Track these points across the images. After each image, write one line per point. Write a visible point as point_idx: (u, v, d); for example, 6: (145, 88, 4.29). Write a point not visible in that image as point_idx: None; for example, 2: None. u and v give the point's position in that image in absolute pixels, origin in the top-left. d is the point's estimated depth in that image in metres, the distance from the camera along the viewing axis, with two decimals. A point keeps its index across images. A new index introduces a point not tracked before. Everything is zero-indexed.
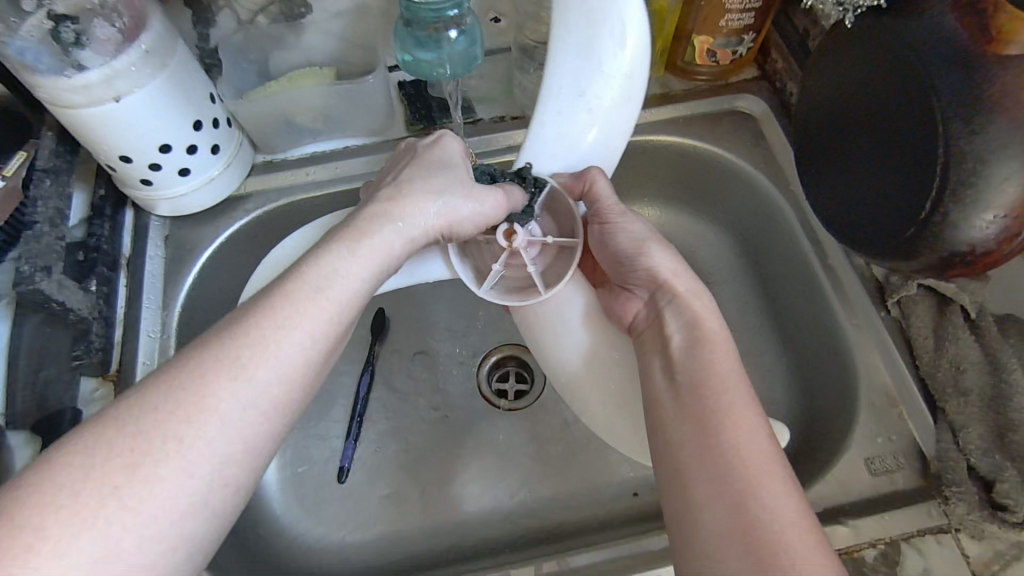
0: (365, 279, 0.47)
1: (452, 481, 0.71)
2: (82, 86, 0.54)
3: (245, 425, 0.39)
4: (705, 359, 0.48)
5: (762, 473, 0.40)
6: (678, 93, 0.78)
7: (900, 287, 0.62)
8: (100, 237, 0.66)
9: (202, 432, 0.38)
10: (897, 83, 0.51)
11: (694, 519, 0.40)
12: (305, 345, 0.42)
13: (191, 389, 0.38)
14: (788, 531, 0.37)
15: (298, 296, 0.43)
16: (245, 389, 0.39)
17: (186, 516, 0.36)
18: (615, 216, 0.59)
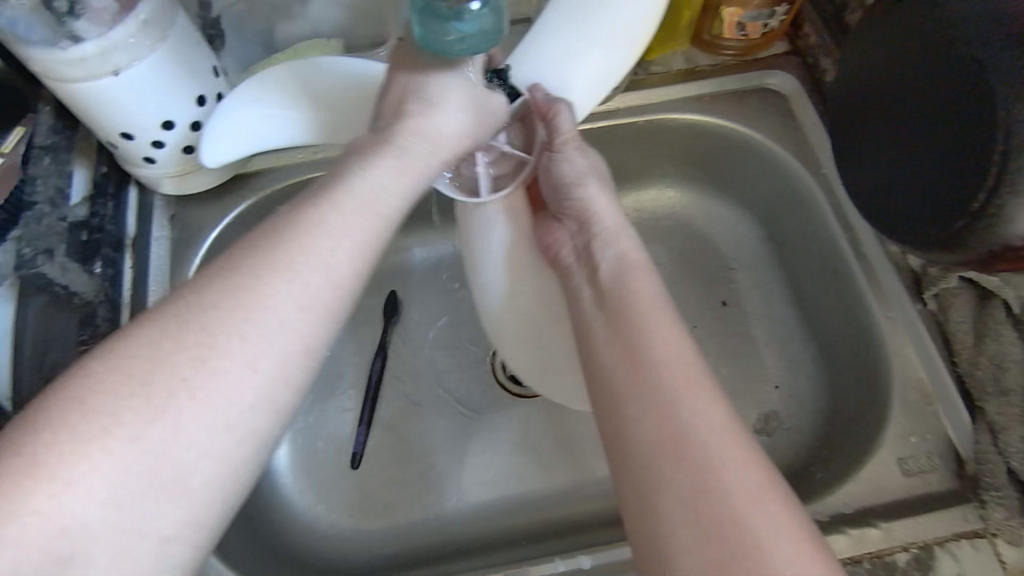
0: (399, 184, 0.47)
1: (466, 471, 0.70)
2: (78, 59, 0.51)
3: (299, 328, 0.39)
4: (635, 291, 0.47)
5: (695, 405, 0.39)
6: (704, 69, 0.73)
7: (938, 279, 0.59)
8: (104, 217, 0.64)
9: (252, 335, 0.38)
10: (953, 61, 0.47)
11: (638, 481, 0.38)
12: (350, 248, 0.42)
13: (237, 302, 0.38)
14: (737, 488, 0.36)
15: (334, 199, 0.43)
16: (257, 316, 0.38)
17: (225, 435, 0.37)
18: (564, 147, 0.56)
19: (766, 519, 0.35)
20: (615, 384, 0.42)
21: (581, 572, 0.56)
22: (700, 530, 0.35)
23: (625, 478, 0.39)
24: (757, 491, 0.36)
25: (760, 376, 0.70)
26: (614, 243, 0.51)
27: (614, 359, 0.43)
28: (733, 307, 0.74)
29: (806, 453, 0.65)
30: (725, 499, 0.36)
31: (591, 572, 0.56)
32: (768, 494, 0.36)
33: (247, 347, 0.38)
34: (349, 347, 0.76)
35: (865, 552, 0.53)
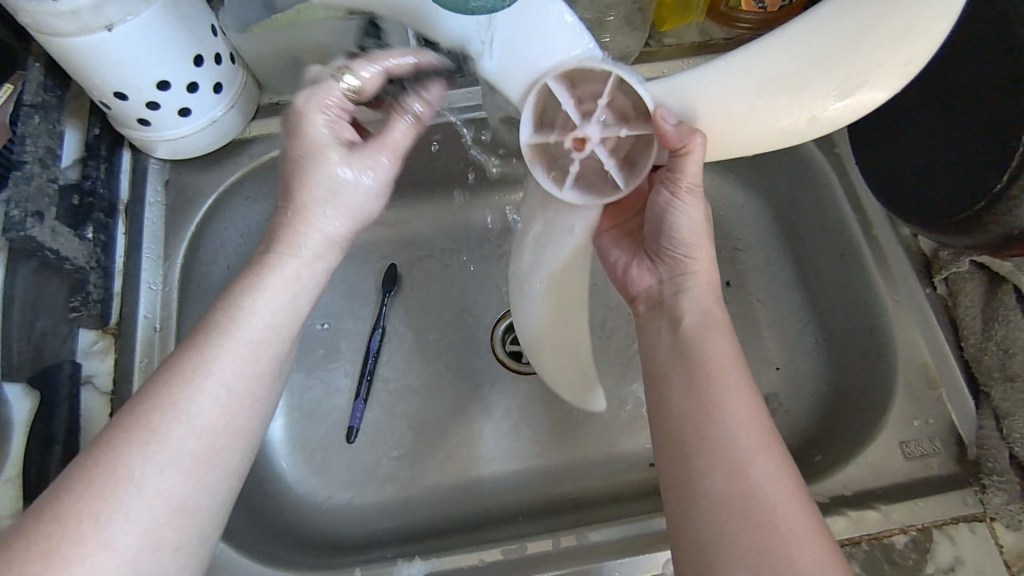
0: (280, 313, 0.46)
1: (464, 444, 0.69)
2: (69, 11, 0.49)
3: (208, 445, 0.41)
4: (716, 346, 0.45)
5: (784, 497, 0.38)
6: (718, 42, 0.70)
7: (950, 263, 0.59)
8: (96, 180, 0.62)
9: (149, 473, 0.39)
10: (985, 41, 0.46)
11: (698, 521, 0.39)
12: (243, 367, 0.44)
13: (141, 444, 0.39)
14: (799, 535, 0.37)
15: (223, 328, 0.44)
16: (185, 425, 0.41)
17: (173, 516, 0.39)
18: (684, 191, 0.50)
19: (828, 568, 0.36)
20: (676, 422, 0.43)
21: (578, 549, 0.56)
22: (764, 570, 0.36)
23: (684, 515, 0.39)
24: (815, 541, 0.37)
25: (762, 357, 0.70)
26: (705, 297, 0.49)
27: (679, 401, 0.43)
28: (737, 288, 0.73)
29: (807, 436, 0.64)
30: (785, 544, 0.36)
31: (587, 550, 0.56)
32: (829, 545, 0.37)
33: (182, 446, 0.40)
34: (349, 318, 0.75)
35: (865, 534, 0.53)
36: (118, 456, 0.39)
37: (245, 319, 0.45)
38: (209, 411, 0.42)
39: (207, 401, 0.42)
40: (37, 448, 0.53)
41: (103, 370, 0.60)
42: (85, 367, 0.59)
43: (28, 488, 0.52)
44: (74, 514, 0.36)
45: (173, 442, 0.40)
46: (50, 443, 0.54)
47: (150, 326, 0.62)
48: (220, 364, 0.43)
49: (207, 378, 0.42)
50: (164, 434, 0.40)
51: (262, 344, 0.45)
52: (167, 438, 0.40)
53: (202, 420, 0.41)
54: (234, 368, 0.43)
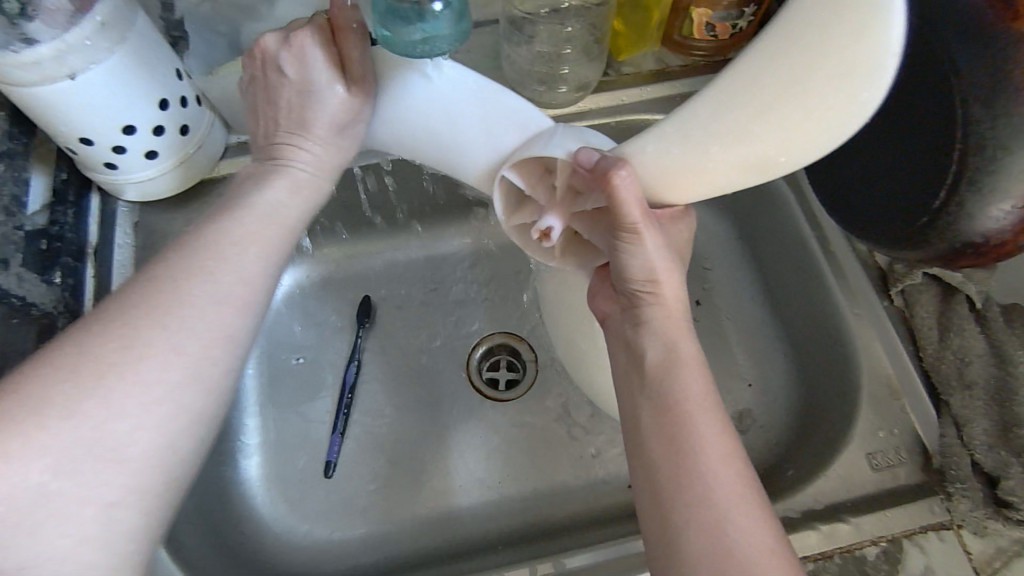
0: (294, 207, 0.50)
1: (441, 474, 0.69)
2: (32, 61, 0.50)
3: (202, 344, 0.40)
4: (681, 353, 0.47)
5: (740, 498, 0.40)
6: (676, 69, 0.72)
7: (904, 276, 0.60)
8: (64, 225, 0.62)
9: (133, 369, 0.38)
10: (915, 63, 0.48)
11: (668, 531, 0.40)
12: (256, 266, 0.45)
13: (123, 327, 0.38)
14: (755, 542, 0.39)
15: (234, 214, 0.46)
16: (207, 291, 0.41)
17: (148, 416, 0.37)
18: (626, 232, 0.47)
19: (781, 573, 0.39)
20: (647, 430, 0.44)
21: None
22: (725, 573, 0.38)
23: (655, 522, 0.41)
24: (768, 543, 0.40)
25: (733, 374, 0.71)
26: (663, 333, 0.48)
27: (648, 411, 0.45)
28: (706, 307, 0.74)
29: (780, 450, 0.65)
30: (743, 553, 0.39)
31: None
32: (783, 550, 0.40)
33: (170, 342, 0.39)
34: (323, 352, 0.75)
35: (836, 547, 0.53)
36: (83, 361, 0.37)
37: (258, 203, 0.48)
38: (199, 317, 0.41)
39: (202, 303, 0.41)
40: None
41: None
42: None
43: None
44: (32, 397, 0.35)
45: (159, 349, 0.39)
46: None
47: None
48: (212, 269, 0.42)
49: (215, 267, 0.43)
50: (179, 311, 0.40)
51: (278, 227, 0.48)
52: (143, 348, 0.38)
53: (191, 320, 0.40)
54: (234, 263, 0.43)
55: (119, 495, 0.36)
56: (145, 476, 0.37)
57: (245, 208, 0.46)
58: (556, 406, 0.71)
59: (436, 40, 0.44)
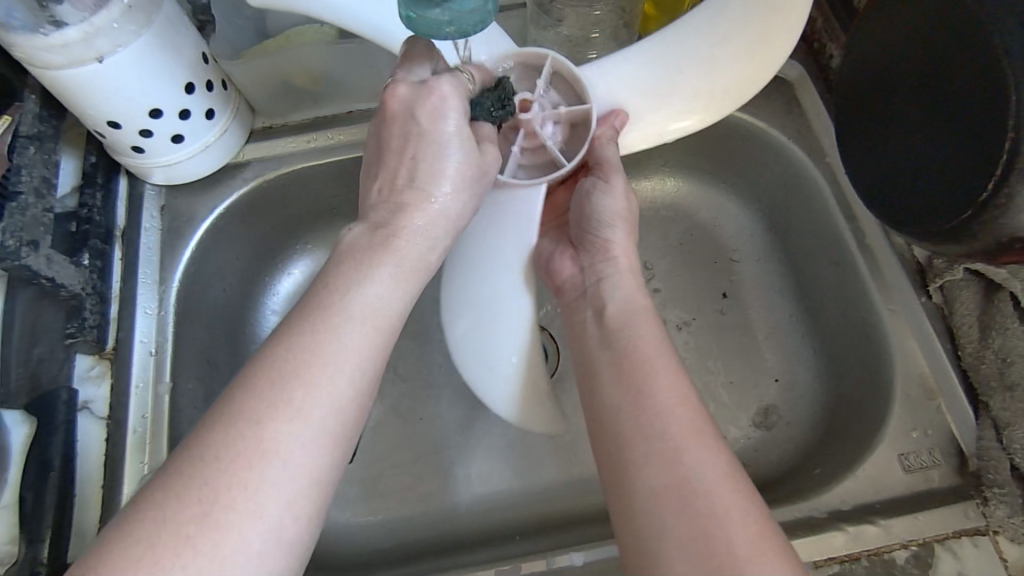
0: (405, 283, 0.44)
1: (459, 464, 0.69)
2: (60, 44, 0.50)
3: (306, 449, 0.37)
4: (638, 330, 0.48)
5: (726, 488, 0.39)
6: None
7: (945, 271, 0.58)
8: (92, 207, 0.63)
9: (258, 472, 0.36)
10: (964, 47, 0.46)
11: (633, 519, 0.39)
12: (364, 346, 0.40)
13: (242, 437, 0.36)
14: (731, 519, 0.37)
15: (341, 298, 0.41)
16: (322, 389, 0.38)
17: (278, 527, 0.36)
18: (609, 176, 0.58)
19: (764, 558, 0.36)
20: (612, 422, 0.44)
21: (573, 568, 0.55)
22: (698, 555, 0.36)
23: (623, 515, 0.40)
24: (747, 521, 0.38)
25: (759, 369, 0.69)
26: (621, 286, 0.53)
27: (615, 400, 0.45)
28: (733, 300, 0.73)
29: (806, 447, 0.64)
30: (732, 551, 0.36)
31: (583, 569, 0.55)
32: (763, 530, 0.38)
33: (281, 445, 0.37)
34: None
35: (864, 549, 0.52)
36: (193, 501, 0.35)
37: (364, 275, 0.43)
38: (322, 401, 0.38)
39: (320, 403, 0.38)
40: (33, 475, 0.54)
41: (100, 395, 0.60)
42: (81, 393, 0.59)
43: (24, 514, 0.52)
44: (153, 537, 0.34)
45: (261, 465, 0.36)
46: (45, 469, 0.54)
47: (146, 351, 0.62)
48: (313, 357, 0.39)
49: (326, 358, 0.39)
50: (298, 414, 0.37)
51: (375, 316, 0.41)
52: (247, 461, 0.36)
53: (315, 411, 0.38)
54: (371, 305, 0.42)
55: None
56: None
57: (339, 300, 0.41)
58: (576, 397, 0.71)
59: (460, 21, 0.47)
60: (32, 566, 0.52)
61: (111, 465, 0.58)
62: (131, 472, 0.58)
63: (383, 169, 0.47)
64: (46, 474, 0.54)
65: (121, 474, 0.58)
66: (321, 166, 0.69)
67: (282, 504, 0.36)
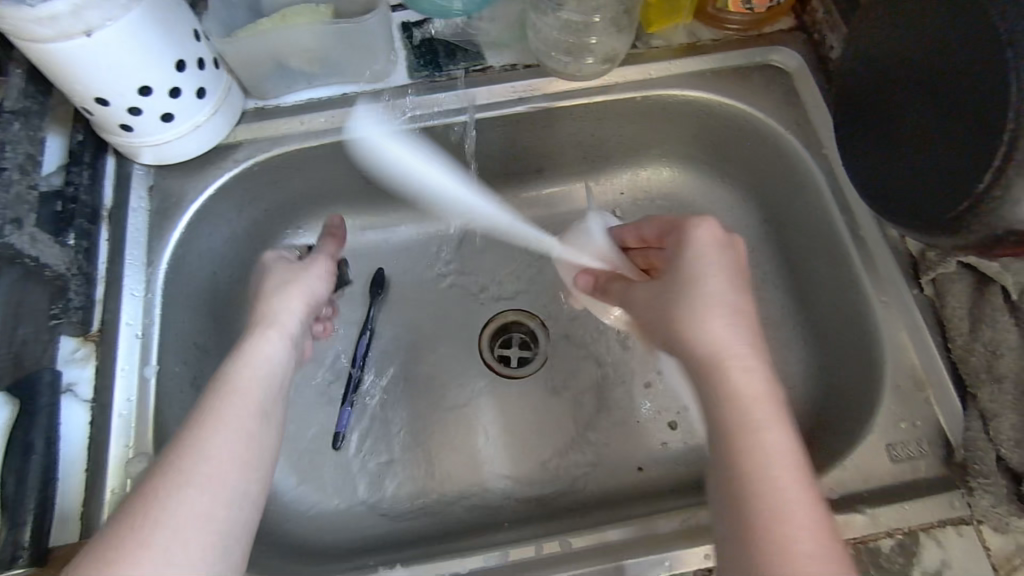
0: (282, 368, 0.50)
1: (451, 449, 0.69)
2: (47, 17, 0.49)
3: (209, 514, 0.40)
4: (708, 326, 0.44)
5: (776, 472, 0.39)
6: (707, 44, 0.71)
7: (937, 264, 0.58)
8: (78, 186, 0.62)
9: (149, 559, 0.37)
10: (965, 41, 0.45)
11: (738, 513, 0.39)
12: (255, 416, 0.46)
13: (133, 543, 0.38)
14: (782, 500, 0.38)
15: (217, 404, 0.45)
16: (232, 432, 0.44)
17: None
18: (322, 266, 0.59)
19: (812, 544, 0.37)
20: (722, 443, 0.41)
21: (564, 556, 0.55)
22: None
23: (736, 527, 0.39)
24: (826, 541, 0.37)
25: None
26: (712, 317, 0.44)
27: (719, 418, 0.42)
28: None
29: (795, 437, 0.65)
30: (790, 554, 0.37)
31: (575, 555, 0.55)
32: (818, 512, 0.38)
33: (172, 521, 0.39)
34: (337, 322, 0.75)
35: (850, 537, 0.52)
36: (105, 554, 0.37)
37: (239, 373, 0.47)
38: (208, 469, 0.42)
39: (221, 457, 0.43)
40: (18, 456, 0.53)
41: (84, 377, 0.59)
42: (67, 375, 0.58)
43: (9, 496, 0.51)
44: None
45: (158, 543, 0.38)
46: (29, 452, 0.53)
47: (132, 334, 0.61)
48: (213, 424, 0.44)
49: (218, 426, 0.44)
50: (196, 475, 0.41)
51: (249, 402, 0.46)
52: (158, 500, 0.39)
53: (219, 461, 0.42)
54: (245, 408, 0.45)
55: None
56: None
57: (227, 387, 0.46)
58: (569, 385, 0.71)
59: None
60: (14, 550, 0.50)
61: (96, 449, 0.57)
62: (117, 458, 0.57)
63: (258, 297, 0.54)
64: (30, 457, 0.53)
65: (106, 458, 0.56)
66: (314, 148, 0.69)
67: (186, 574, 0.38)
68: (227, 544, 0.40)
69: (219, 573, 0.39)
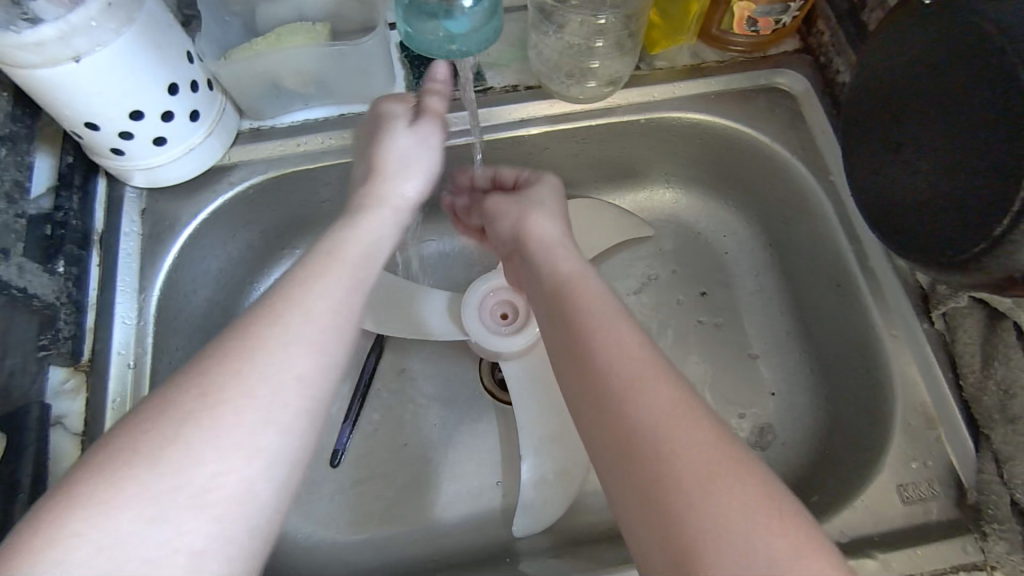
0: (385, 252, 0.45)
1: (449, 478, 0.67)
2: (35, 43, 0.47)
3: (284, 409, 0.36)
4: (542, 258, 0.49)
5: (682, 433, 0.36)
6: (712, 65, 0.70)
7: (948, 297, 0.57)
8: (68, 211, 0.61)
9: (222, 417, 0.35)
10: (985, 78, 0.44)
11: (654, 485, 0.35)
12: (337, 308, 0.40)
13: (201, 401, 0.35)
14: (691, 461, 0.35)
15: (298, 281, 0.40)
16: (308, 335, 0.38)
17: (235, 505, 0.34)
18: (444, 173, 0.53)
19: (731, 505, 0.34)
20: (603, 446, 0.38)
21: None
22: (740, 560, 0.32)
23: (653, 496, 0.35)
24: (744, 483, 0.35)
25: (754, 387, 0.69)
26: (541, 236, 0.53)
27: (592, 421, 0.38)
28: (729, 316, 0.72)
29: (801, 471, 0.63)
30: (715, 524, 0.33)
31: None
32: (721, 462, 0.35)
33: (245, 404, 0.35)
34: None
35: None
36: (191, 403, 0.35)
37: (335, 250, 0.42)
38: (281, 362, 0.37)
39: (300, 348, 0.37)
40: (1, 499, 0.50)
41: (74, 410, 0.57)
42: (56, 407, 0.57)
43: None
44: (128, 476, 0.33)
45: (240, 405, 0.35)
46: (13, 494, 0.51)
47: (124, 363, 0.59)
48: (294, 304, 0.38)
49: (300, 317, 0.38)
50: (258, 364, 0.36)
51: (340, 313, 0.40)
52: (242, 363, 0.36)
53: (311, 336, 0.38)
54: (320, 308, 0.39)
55: (213, 542, 0.33)
56: (261, 486, 0.35)
57: (297, 284, 0.39)
58: None
59: (462, 39, 0.48)
60: None
61: None
62: None
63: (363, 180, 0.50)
64: (14, 499, 0.51)
65: None
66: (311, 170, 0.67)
67: (258, 451, 0.35)
68: (303, 433, 0.37)
69: (280, 472, 0.35)
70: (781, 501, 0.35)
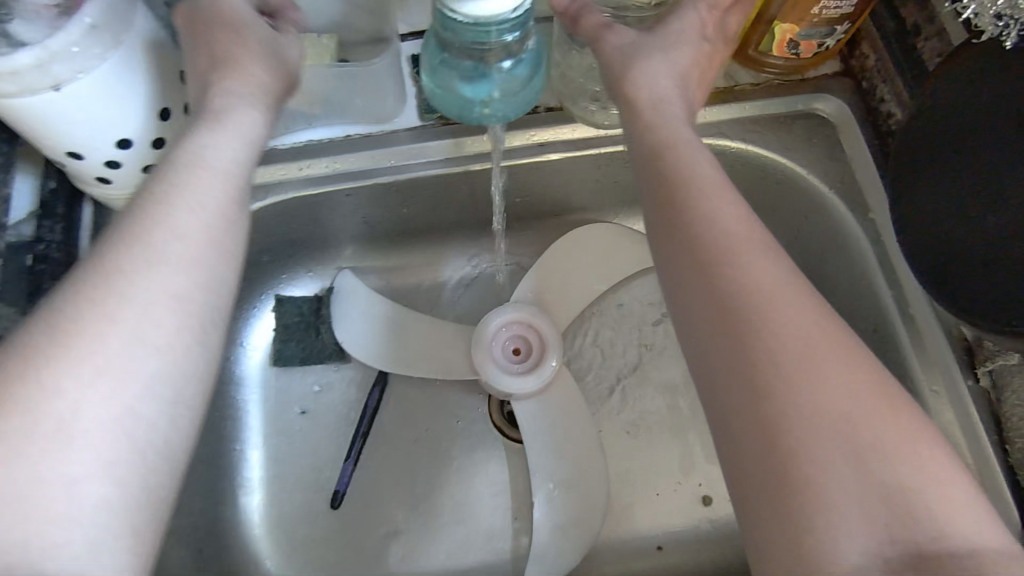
0: (203, 224, 0.40)
1: (459, 522, 0.64)
2: (9, 72, 0.42)
3: (123, 417, 0.35)
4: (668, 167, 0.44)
5: (830, 364, 0.36)
6: (746, 87, 0.65)
7: (996, 354, 0.54)
8: (50, 243, 0.56)
9: (68, 437, 0.34)
10: None
11: (793, 433, 0.35)
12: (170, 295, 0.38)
13: (43, 412, 0.34)
14: (846, 394, 0.35)
15: (116, 267, 0.37)
16: (129, 327, 0.36)
17: (90, 532, 0.33)
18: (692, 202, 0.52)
19: (889, 433, 0.35)
20: (715, 375, 0.38)
21: None
22: (862, 489, 0.33)
23: (786, 454, 0.35)
24: (863, 387, 0.36)
25: None
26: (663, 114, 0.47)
27: (711, 350, 0.38)
28: None
29: None
30: (876, 451, 0.34)
31: None
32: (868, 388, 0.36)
33: (93, 408, 0.34)
34: (335, 377, 0.69)
35: None
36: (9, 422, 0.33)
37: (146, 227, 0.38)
38: (116, 354, 0.35)
39: (128, 343, 0.36)
40: None
41: None
42: None
43: None
44: None
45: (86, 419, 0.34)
46: None
47: None
48: (114, 295, 0.36)
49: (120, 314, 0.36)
50: (94, 359, 0.35)
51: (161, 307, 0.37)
52: (72, 355, 0.35)
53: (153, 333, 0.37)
54: (158, 291, 0.37)
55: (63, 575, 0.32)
56: (115, 516, 0.34)
57: (115, 272, 0.37)
58: None
59: (496, 104, 0.51)
60: None
61: None
62: None
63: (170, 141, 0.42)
64: None
65: None
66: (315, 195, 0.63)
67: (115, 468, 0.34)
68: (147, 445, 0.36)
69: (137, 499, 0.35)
70: (898, 404, 0.36)
